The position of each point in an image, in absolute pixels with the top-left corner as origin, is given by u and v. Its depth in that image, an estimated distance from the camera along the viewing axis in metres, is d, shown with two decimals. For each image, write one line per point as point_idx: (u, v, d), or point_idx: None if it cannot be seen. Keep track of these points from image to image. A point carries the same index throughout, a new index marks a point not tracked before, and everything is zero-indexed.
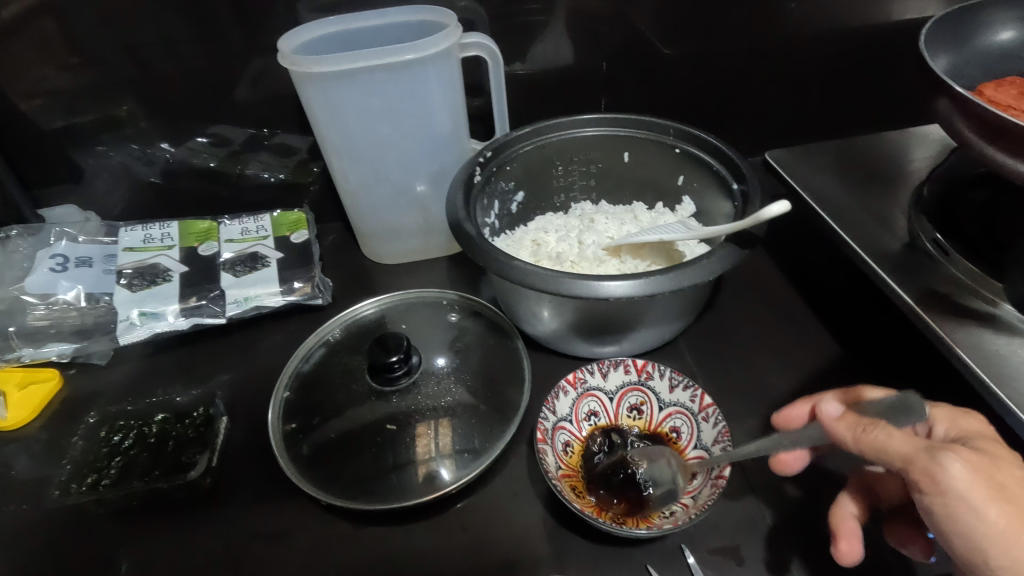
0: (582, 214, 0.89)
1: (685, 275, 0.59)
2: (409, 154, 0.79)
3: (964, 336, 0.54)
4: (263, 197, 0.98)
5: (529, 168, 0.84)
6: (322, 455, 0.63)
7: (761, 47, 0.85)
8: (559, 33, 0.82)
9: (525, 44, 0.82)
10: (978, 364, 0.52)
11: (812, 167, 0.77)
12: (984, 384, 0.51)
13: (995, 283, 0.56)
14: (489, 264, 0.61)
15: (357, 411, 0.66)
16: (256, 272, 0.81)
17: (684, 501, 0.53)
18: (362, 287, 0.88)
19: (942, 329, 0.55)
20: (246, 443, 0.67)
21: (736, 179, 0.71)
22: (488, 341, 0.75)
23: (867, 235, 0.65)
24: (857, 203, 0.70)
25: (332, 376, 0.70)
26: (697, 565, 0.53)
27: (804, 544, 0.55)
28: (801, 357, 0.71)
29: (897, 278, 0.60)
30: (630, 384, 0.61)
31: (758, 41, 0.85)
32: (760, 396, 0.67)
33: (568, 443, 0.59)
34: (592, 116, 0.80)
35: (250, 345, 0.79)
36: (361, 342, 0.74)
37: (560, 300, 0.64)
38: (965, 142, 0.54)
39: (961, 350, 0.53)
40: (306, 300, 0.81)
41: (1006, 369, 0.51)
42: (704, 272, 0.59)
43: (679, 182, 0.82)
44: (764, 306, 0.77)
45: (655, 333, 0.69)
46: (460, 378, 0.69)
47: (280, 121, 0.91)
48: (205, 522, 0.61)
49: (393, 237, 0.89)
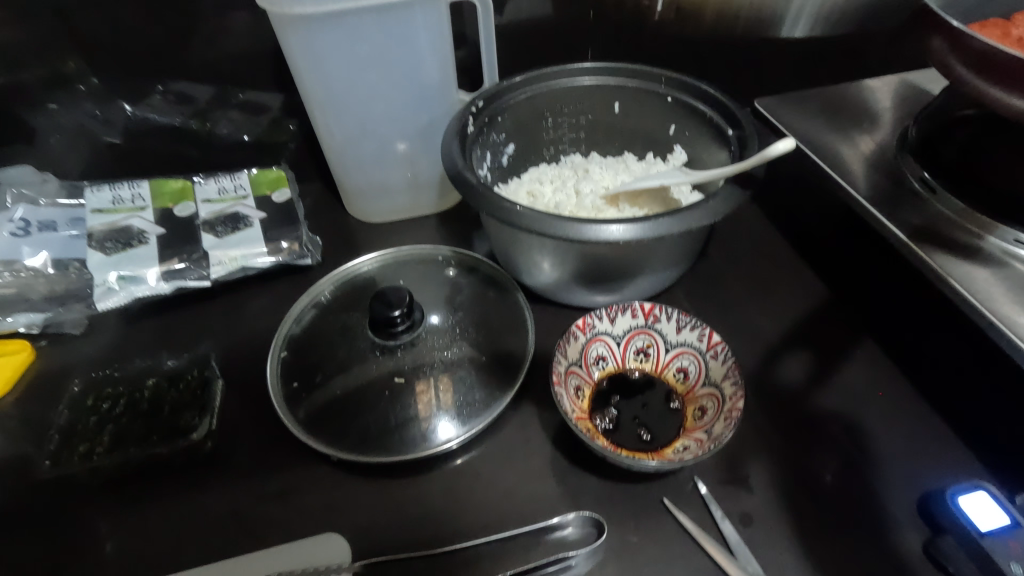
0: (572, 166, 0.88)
1: (691, 217, 0.59)
2: (397, 106, 0.77)
3: (953, 267, 0.57)
4: (237, 158, 0.93)
5: (520, 120, 0.82)
6: (326, 413, 0.62)
7: None
8: None
9: None
10: (970, 293, 0.55)
11: (799, 113, 0.78)
12: (976, 311, 0.53)
13: (983, 216, 0.58)
14: (493, 210, 0.60)
15: (361, 367, 0.65)
16: (239, 233, 0.78)
17: (697, 436, 0.55)
18: (350, 246, 0.85)
19: (933, 262, 0.57)
20: (244, 405, 0.65)
21: (730, 125, 0.71)
22: (486, 295, 0.74)
23: (854, 177, 0.67)
24: (844, 146, 0.72)
25: (330, 335, 0.68)
26: (709, 494, 0.55)
27: (809, 468, 0.57)
28: (793, 298, 0.73)
29: (888, 216, 0.62)
30: (637, 328, 0.62)
31: None
32: (757, 337, 0.69)
33: (579, 388, 0.59)
34: (583, 65, 0.79)
35: (236, 308, 0.76)
36: (356, 300, 0.72)
37: (564, 247, 0.64)
38: (957, 81, 0.56)
39: (952, 281, 0.56)
40: (294, 260, 0.78)
41: (994, 297, 0.54)
42: (709, 214, 0.59)
43: (670, 132, 0.82)
44: (756, 252, 0.79)
45: (657, 280, 0.70)
46: (461, 331, 0.69)
47: (252, 74, 0.86)
48: (207, 486, 0.59)
49: (380, 194, 0.86)
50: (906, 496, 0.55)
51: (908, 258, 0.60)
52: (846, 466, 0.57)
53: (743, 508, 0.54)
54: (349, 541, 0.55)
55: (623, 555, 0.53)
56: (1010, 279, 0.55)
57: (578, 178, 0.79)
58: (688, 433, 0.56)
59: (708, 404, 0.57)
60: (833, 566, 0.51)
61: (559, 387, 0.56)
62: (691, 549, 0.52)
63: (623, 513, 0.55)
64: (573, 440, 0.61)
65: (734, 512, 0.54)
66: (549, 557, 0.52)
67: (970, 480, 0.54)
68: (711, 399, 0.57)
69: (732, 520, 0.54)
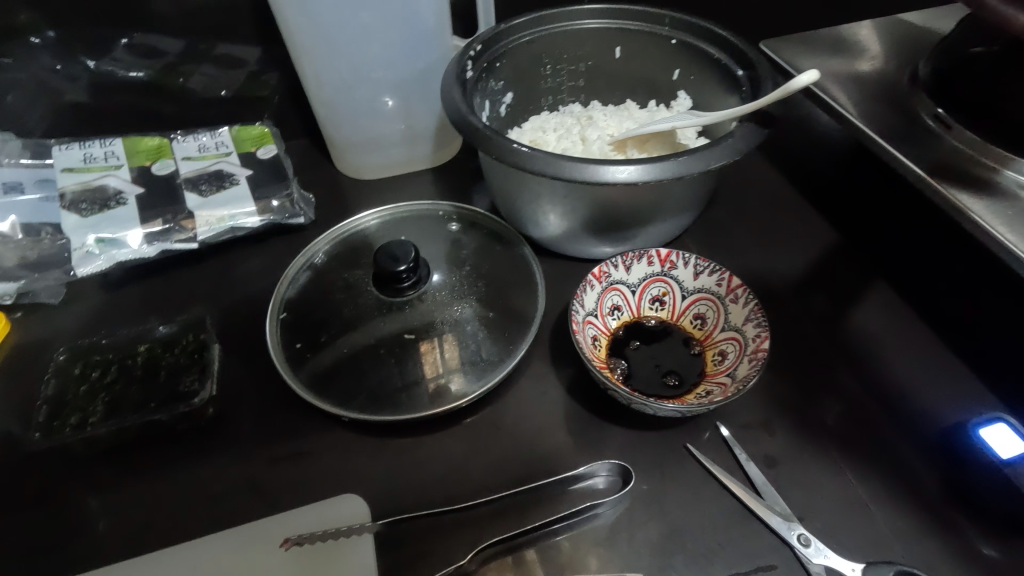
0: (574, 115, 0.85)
1: (710, 157, 0.57)
2: (389, 52, 0.72)
3: (971, 203, 0.56)
4: (214, 114, 0.87)
5: (519, 66, 0.78)
6: (334, 374, 0.59)
7: None
8: None
9: None
10: (991, 227, 0.55)
11: (807, 54, 0.76)
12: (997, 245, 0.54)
13: (1001, 150, 0.58)
14: (503, 155, 0.57)
15: (368, 326, 0.62)
16: (225, 192, 0.73)
17: (721, 381, 0.54)
18: (343, 204, 0.81)
19: (949, 198, 0.57)
20: (245, 372, 0.62)
21: (741, 65, 0.68)
22: (491, 249, 0.71)
23: (867, 116, 0.66)
24: (855, 86, 0.70)
25: (331, 295, 0.65)
26: (732, 438, 0.55)
27: (829, 408, 0.57)
28: (804, 243, 0.72)
29: (905, 153, 0.62)
30: (653, 275, 0.61)
31: None
32: (771, 282, 0.68)
33: (596, 338, 0.58)
34: (585, 7, 0.75)
35: (227, 272, 0.72)
36: (355, 258, 0.69)
37: (576, 194, 0.61)
38: (981, 10, 0.53)
39: (972, 215, 0.56)
40: (286, 219, 0.74)
41: (1013, 230, 0.54)
42: (728, 153, 0.57)
43: (674, 77, 0.79)
44: (763, 198, 0.77)
45: (668, 228, 0.68)
46: (469, 286, 0.66)
47: (226, 23, 0.79)
48: (214, 455, 0.56)
49: (373, 148, 0.81)
50: (926, 430, 0.55)
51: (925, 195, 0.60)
52: (865, 404, 0.57)
53: (768, 451, 0.54)
54: (370, 503, 0.53)
55: (650, 502, 0.52)
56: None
57: (581, 126, 0.76)
58: (710, 378, 0.55)
59: (729, 349, 0.57)
60: (859, 502, 0.51)
61: (579, 335, 0.54)
62: (717, 492, 0.52)
63: (647, 461, 0.54)
64: (592, 391, 0.60)
65: (759, 454, 0.54)
66: (575, 507, 0.51)
67: (987, 413, 0.54)
68: (731, 343, 0.56)
69: (756, 463, 0.53)
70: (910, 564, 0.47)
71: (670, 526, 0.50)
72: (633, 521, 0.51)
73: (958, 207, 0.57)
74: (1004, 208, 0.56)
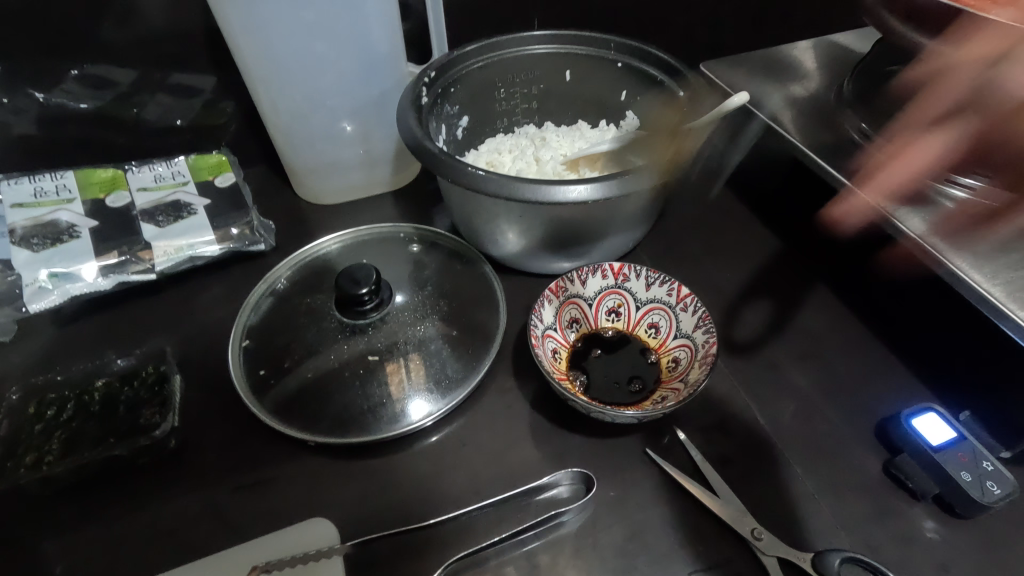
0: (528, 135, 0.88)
1: (652, 173, 0.61)
2: (345, 79, 0.74)
3: (894, 210, 0.61)
4: (170, 144, 0.87)
5: (473, 91, 0.81)
6: (298, 398, 0.59)
7: None
8: None
9: None
10: (913, 230, 0.59)
11: (742, 74, 0.81)
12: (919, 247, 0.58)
13: None
14: (457, 178, 0.59)
15: (331, 349, 0.63)
16: (182, 221, 0.73)
17: (675, 386, 0.56)
18: (304, 229, 0.82)
19: (875, 205, 0.62)
20: (207, 401, 0.61)
21: (681, 87, 0.73)
22: (453, 268, 0.73)
23: (797, 132, 0.71)
24: (787, 104, 0.75)
25: (294, 320, 0.66)
26: (688, 440, 0.57)
27: (777, 406, 0.60)
28: (749, 251, 0.76)
29: (832, 165, 0.66)
30: (608, 288, 0.64)
31: None
32: (719, 289, 0.71)
33: (556, 351, 0.60)
34: (533, 34, 0.79)
35: (186, 301, 0.71)
36: (317, 282, 0.70)
37: (530, 213, 0.64)
38: (890, 35, 0.59)
39: (895, 221, 0.60)
40: (246, 246, 0.74)
41: (931, 232, 0.59)
42: (669, 170, 0.61)
43: (621, 98, 0.83)
44: (710, 209, 0.81)
45: (621, 241, 0.71)
46: (431, 306, 0.68)
47: (181, 54, 0.80)
48: (177, 488, 0.56)
49: (332, 173, 0.82)
50: (865, 422, 0.59)
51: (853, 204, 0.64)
52: (810, 401, 0.61)
53: (722, 450, 0.57)
54: (340, 525, 0.54)
55: (613, 507, 0.54)
56: (943, 216, 0.60)
57: (534, 147, 0.79)
58: (665, 384, 0.58)
59: (681, 354, 0.59)
60: (807, 493, 0.54)
61: (539, 347, 0.56)
62: (676, 493, 0.54)
63: (609, 466, 0.56)
64: (554, 402, 0.62)
65: (714, 454, 0.57)
66: (540, 517, 0.53)
67: (918, 403, 0.58)
68: (683, 350, 0.59)
69: (712, 462, 0.56)
70: (855, 549, 0.50)
71: (633, 528, 0.52)
72: (597, 526, 0.53)
73: (882, 214, 0.61)
74: (921, 211, 0.61)
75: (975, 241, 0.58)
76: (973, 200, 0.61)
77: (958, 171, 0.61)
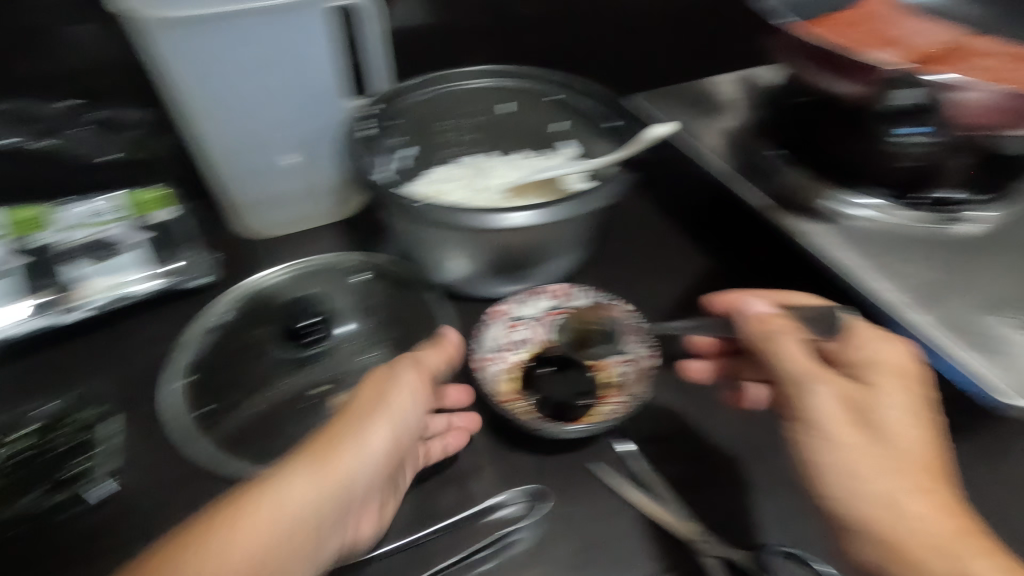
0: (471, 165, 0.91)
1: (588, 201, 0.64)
2: (286, 113, 0.74)
3: (804, 228, 0.67)
4: (103, 179, 0.85)
5: (415, 124, 0.83)
6: (243, 434, 0.58)
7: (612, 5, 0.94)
8: None
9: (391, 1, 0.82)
10: (821, 246, 0.65)
11: (669, 105, 0.87)
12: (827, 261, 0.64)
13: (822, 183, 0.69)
14: (400, 208, 0.61)
15: (275, 383, 0.62)
16: (111, 262, 0.73)
17: (619, 399, 0.59)
18: (247, 262, 0.81)
19: (787, 224, 0.68)
20: (147, 442, 0.59)
21: (613, 117, 0.77)
22: (398, 295, 0.74)
23: (719, 157, 0.77)
24: (710, 132, 0.81)
25: (236, 355, 0.65)
26: (631, 452, 0.60)
27: (714, 415, 0.64)
28: (683, 269, 0.80)
29: (749, 188, 0.72)
30: (551, 308, 0.67)
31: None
32: (657, 306, 0.75)
33: (502, 372, 0.62)
34: (472, 69, 0.82)
35: (122, 340, 0.69)
36: (261, 315, 0.69)
37: (473, 239, 0.66)
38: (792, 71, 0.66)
39: (805, 238, 0.66)
40: (179, 285, 0.73)
41: (837, 247, 0.65)
42: (603, 198, 0.65)
43: (558, 129, 0.87)
44: (646, 231, 0.86)
45: (561, 264, 0.74)
46: (376, 336, 0.69)
47: (116, 88, 0.78)
48: (113, 536, 0.53)
49: (275, 205, 0.82)
50: None
51: (769, 223, 0.70)
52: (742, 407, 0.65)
53: (663, 459, 0.60)
54: None
55: (564, 521, 0.55)
56: (847, 230, 0.67)
57: (475, 177, 0.82)
58: (609, 397, 0.60)
59: (625, 370, 0.63)
60: (743, 494, 0.57)
61: (480, 370, 0.62)
62: (623, 503, 0.56)
63: (558, 482, 0.58)
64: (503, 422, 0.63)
65: (656, 463, 0.59)
66: (485, 539, 0.53)
67: None
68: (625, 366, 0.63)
69: (652, 471, 0.59)
70: (788, 544, 0.54)
71: (583, 541, 0.54)
72: (549, 542, 0.54)
73: (792, 232, 0.67)
74: (827, 227, 0.67)
75: (874, 253, 0.65)
76: (872, 216, 0.68)
77: (858, 193, 0.68)
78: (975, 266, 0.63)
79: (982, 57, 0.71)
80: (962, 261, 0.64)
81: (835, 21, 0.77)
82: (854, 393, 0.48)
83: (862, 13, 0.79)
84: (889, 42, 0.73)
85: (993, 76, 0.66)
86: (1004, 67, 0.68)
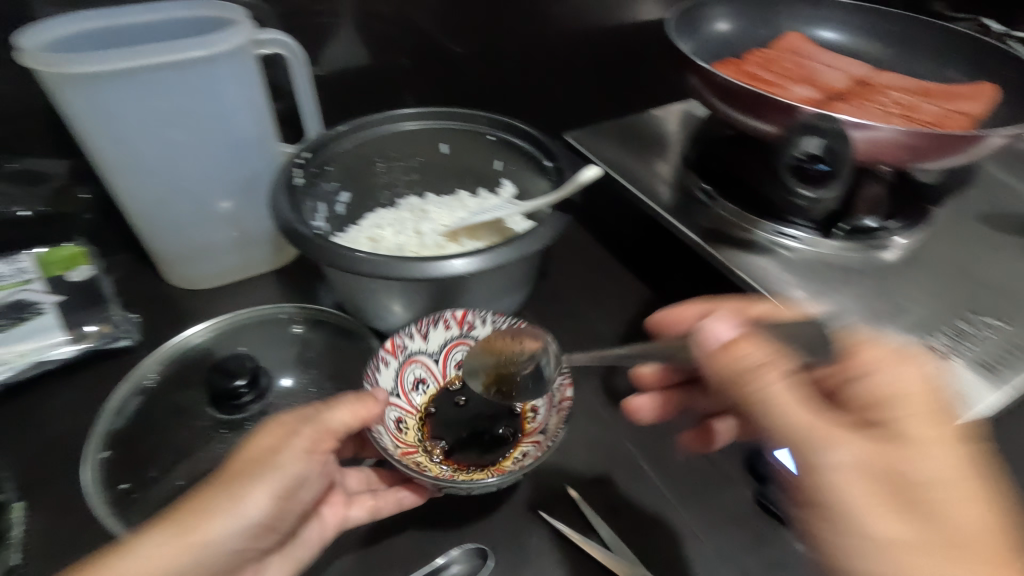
0: (410, 206, 0.90)
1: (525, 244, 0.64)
2: (210, 161, 0.72)
3: (736, 260, 0.69)
4: (14, 237, 0.79)
5: (351, 168, 0.82)
6: (168, 510, 0.54)
7: (543, 45, 0.96)
8: (352, 36, 0.83)
9: (320, 46, 0.81)
10: (752, 278, 0.67)
11: (603, 141, 0.89)
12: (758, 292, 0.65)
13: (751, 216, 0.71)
14: (331, 260, 0.59)
15: (205, 451, 0.59)
16: (24, 325, 0.67)
17: (535, 439, 0.58)
18: (176, 318, 0.77)
19: (720, 257, 0.69)
20: (59, 528, 0.55)
21: (548, 156, 0.78)
22: (338, 346, 0.72)
23: (653, 192, 0.78)
24: (643, 167, 0.83)
25: (162, 423, 0.61)
26: (578, 497, 0.59)
27: (659, 451, 0.64)
28: (625, 302, 0.81)
29: (682, 222, 0.74)
30: (452, 340, 0.65)
31: (538, 40, 0.95)
32: (600, 342, 0.75)
33: (400, 419, 0.60)
34: (406, 112, 0.82)
35: (34, 413, 0.64)
36: (188, 377, 0.65)
37: (407, 288, 0.65)
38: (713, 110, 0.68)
39: (737, 270, 0.68)
40: (104, 345, 0.69)
41: (768, 279, 0.67)
42: (540, 239, 0.64)
43: (497, 167, 0.87)
44: (587, 265, 0.87)
45: (504, 304, 0.74)
46: (315, 391, 0.66)
47: (26, 141, 0.74)
48: None
49: (205, 257, 0.79)
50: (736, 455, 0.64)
51: (703, 256, 0.72)
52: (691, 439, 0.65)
53: (611, 501, 0.59)
54: None
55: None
56: (778, 259, 0.69)
57: (414, 220, 0.81)
58: (527, 436, 0.59)
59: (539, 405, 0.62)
60: (690, 531, 0.57)
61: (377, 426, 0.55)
62: (572, 552, 0.55)
63: (506, 534, 0.57)
64: None
65: (603, 506, 0.59)
66: None
67: None
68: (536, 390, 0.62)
69: (602, 515, 0.58)
70: None
71: None
72: None
73: (725, 265, 0.69)
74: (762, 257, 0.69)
75: (805, 279, 0.66)
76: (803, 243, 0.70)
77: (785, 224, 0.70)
78: (900, 288, 0.65)
79: (889, 92, 0.75)
80: (889, 284, 0.66)
81: (753, 61, 0.81)
82: (880, 453, 0.37)
83: (781, 53, 0.83)
84: (804, 80, 0.78)
85: (899, 111, 0.70)
86: (910, 103, 0.73)
